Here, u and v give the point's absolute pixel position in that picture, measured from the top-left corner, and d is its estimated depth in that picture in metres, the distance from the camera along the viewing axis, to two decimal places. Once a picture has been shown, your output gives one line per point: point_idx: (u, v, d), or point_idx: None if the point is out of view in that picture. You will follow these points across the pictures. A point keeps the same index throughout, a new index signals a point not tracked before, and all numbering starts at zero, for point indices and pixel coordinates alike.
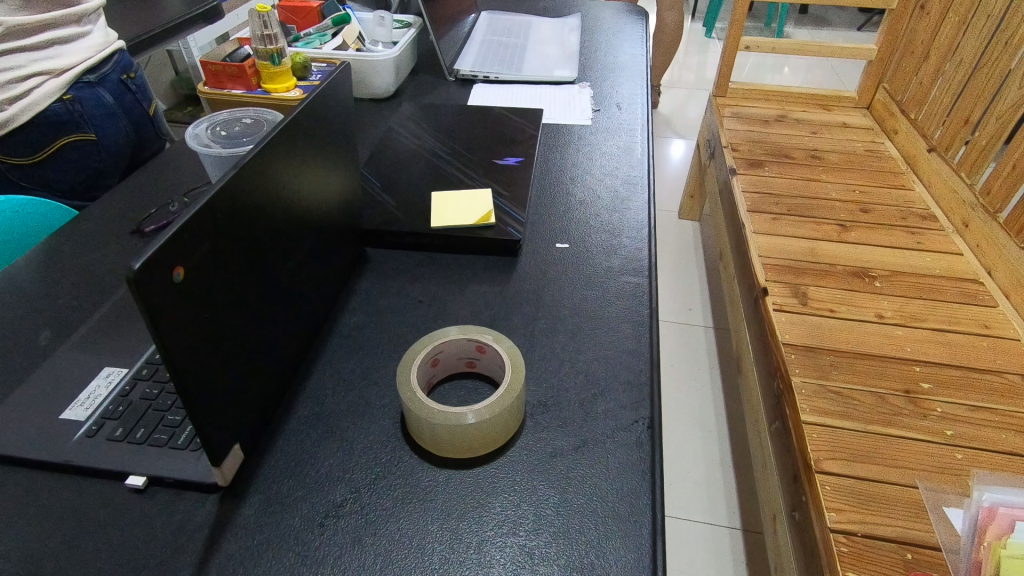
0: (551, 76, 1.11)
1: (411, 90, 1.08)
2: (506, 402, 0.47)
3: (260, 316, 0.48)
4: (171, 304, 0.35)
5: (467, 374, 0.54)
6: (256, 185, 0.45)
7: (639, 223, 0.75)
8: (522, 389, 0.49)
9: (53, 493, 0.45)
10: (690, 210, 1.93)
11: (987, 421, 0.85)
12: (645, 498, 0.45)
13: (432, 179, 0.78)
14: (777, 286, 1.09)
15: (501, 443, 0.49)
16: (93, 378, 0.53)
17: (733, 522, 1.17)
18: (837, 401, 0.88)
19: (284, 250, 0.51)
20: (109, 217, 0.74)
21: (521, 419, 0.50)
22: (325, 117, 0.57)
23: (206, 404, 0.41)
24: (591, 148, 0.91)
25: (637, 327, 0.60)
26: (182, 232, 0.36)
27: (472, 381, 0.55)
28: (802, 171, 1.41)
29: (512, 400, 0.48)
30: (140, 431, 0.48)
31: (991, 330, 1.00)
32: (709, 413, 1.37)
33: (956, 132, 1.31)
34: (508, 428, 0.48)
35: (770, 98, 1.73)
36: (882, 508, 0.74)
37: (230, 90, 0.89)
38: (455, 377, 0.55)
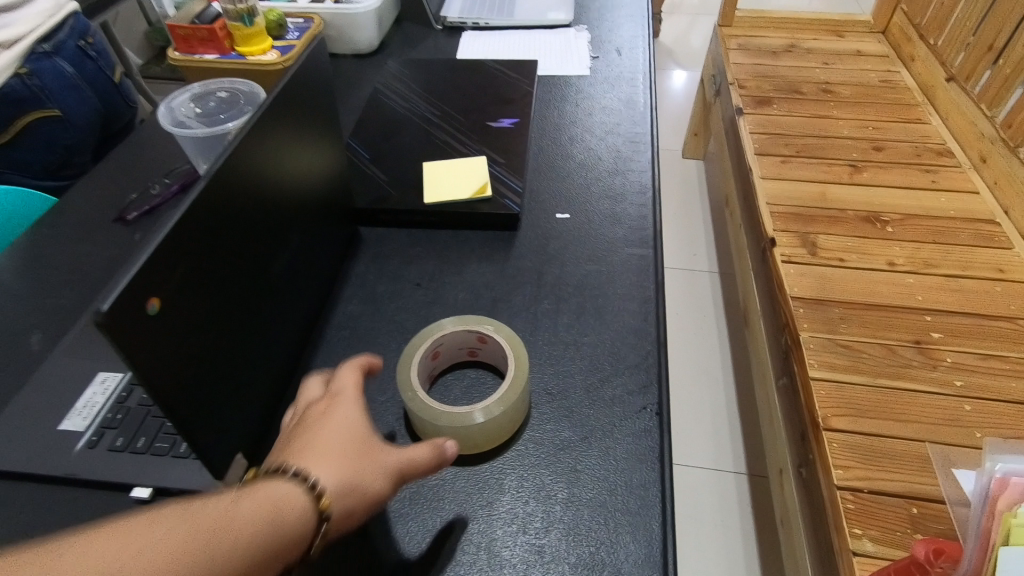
0: (544, 19, 1.03)
1: (396, 42, 1.01)
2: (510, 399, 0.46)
3: (253, 321, 0.46)
4: (150, 338, 0.33)
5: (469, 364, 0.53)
6: (234, 187, 0.42)
7: (643, 187, 0.71)
8: (526, 383, 0.48)
9: (61, 507, 0.45)
10: (694, 149, 1.86)
11: (998, 370, 0.84)
12: (654, 489, 0.45)
13: (424, 148, 0.73)
14: (786, 236, 1.06)
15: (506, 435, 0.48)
16: (88, 386, 0.51)
17: (739, 466, 1.20)
18: (846, 355, 0.87)
19: (272, 248, 0.48)
20: (89, 204, 0.70)
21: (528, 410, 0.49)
22: (306, 96, 0.53)
23: (203, 424, 0.40)
24: (590, 102, 0.85)
25: (643, 304, 0.58)
26: (152, 261, 0.33)
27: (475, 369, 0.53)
28: (812, 108, 1.34)
29: (515, 397, 0.46)
30: (141, 440, 0.48)
31: (1005, 274, 0.97)
32: (715, 360, 1.37)
33: (979, 59, 1.23)
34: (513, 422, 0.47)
35: (779, 26, 1.62)
36: (889, 463, 0.75)
37: (201, 55, 0.83)
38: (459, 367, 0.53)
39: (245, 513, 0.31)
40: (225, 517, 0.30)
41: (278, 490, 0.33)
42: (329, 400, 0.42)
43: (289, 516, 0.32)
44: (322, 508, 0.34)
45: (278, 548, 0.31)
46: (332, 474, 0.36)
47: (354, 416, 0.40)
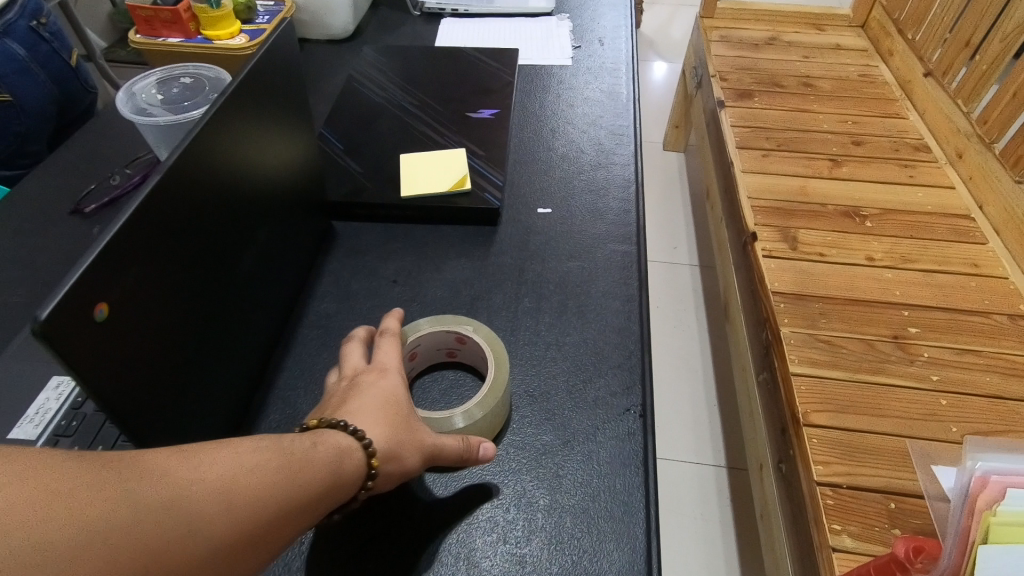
0: (525, 7, 1.01)
1: (372, 28, 0.97)
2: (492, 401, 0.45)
3: (217, 323, 0.43)
4: (97, 346, 0.31)
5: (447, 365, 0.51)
6: (195, 181, 0.40)
7: (626, 181, 0.70)
8: (507, 386, 0.46)
9: None
10: (675, 141, 1.86)
11: (973, 364, 0.85)
12: (638, 494, 0.44)
13: (400, 139, 0.71)
14: (767, 230, 1.05)
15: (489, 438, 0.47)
16: (41, 391, 0.48)
17: (718, 460, 1.20)
18: (826, 350, 0.87)
19: (238, 245, 0.46)
20: (44, 195, 0.66)
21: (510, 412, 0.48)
22: (274, 82, 0.50)
23: (161, 432, 0.38)
24: (572, 93, 0.83)
25: (627, 302, 0.57)
26: (98, 262, 0.31)
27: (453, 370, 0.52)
28: (793, 102, 1.34)
29: (495, 401, 0.45)
30: (98, 449, 0.45)
31: (980, 269, 0.99)
32: (695, 353, 1.37)
33: (956, 54, 1.24)
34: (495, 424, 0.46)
35: (760, 19, 1.62)
36: (868, 458, 0.75)
37: (165, 38, 0.79)
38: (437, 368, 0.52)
39: (319, 457, 0.33)
40: (304, 457, 0.32)
41: (338, 446, 0.35)
42: (378, 372, 0.43)
43: (349, 469, 0.35)
44: (371, 467, 0.36)
45: (337, 494, 0.34)
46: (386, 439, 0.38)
47: (401, 393, 0.41)
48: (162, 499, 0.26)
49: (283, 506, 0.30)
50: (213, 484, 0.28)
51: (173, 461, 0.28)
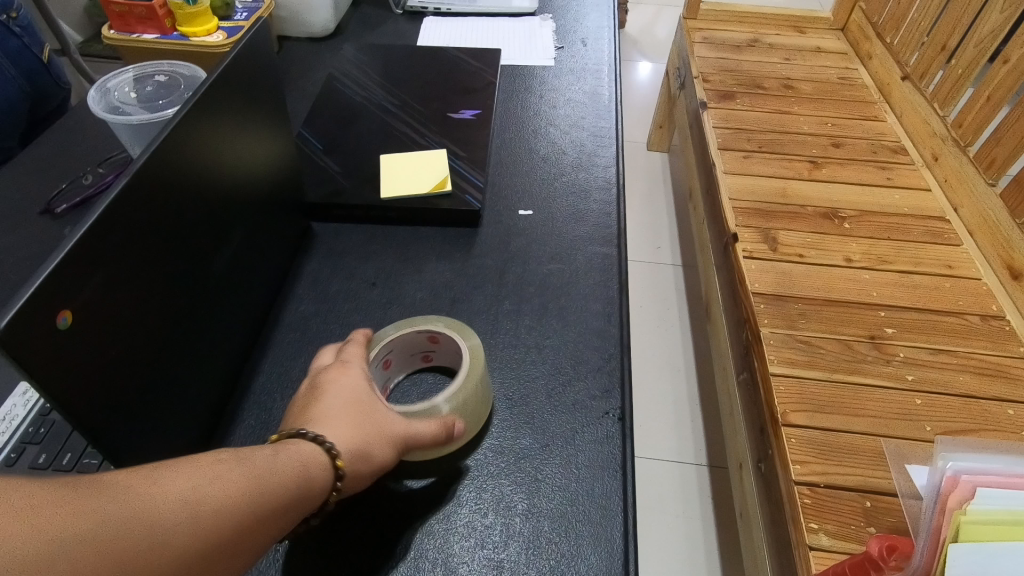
0: (508, 7, 1.00)
1: (354, 26, 0.96)
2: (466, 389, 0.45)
3: (189, 328, 0.42)
4: (60, 354, 0.30)
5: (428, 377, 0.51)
6: (166, 183, 0.39)
7: (607, 184, 0.70)
8: (481, 375, 0.45)
9: None
10: (659, 141, 1.87)
11: (946, 364, 0.87)
12: (615, 497, 0.44)
13: (380, 139, 0.70)
14: (748, 231, 1.06)
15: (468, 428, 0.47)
16: (8, 397, 0.47)
17: (700, 458, 1.21)
18: (804, 351, 0.88)
19: (211, 248, 0.45)
20: (12, 195, 0.65)
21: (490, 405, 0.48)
22: (250, 82, 0.49)
23: (131, 439, 0.37)
24: (555, 94, 0.83)
25: (607, 305, 0.57)
26: (61, 268, 0.30)
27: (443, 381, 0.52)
28: (774, 103, 1.35)
29: (468, 390, 0.44)
30: (67, 456, 0.44)
31: (954, 270, 1.00)
32: (677, 353, 1.38)
33: (933, 58, 1.26)
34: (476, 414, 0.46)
35: (742, 20, 1.63)
36: (844, 457, 0.76)
37: (140, 35, 0.77)
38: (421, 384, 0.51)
39: (285, 467, 0.33)
40: (267, 469, 0.33)
41: (300, 453, 0.35)
42: (340, 366, 0.43)
43: (316, 474, 0.35)
44: (338, 466, 0.36)
45: (305, 503, 0.34)
46: (349, 440, 0.38)
47: (360, 386, 0.41)
48: (128, 517, 0.26)
49: (248, 519, 0.30)
50: (180, 499, 0.28)
51: (140, 480, 0.28)
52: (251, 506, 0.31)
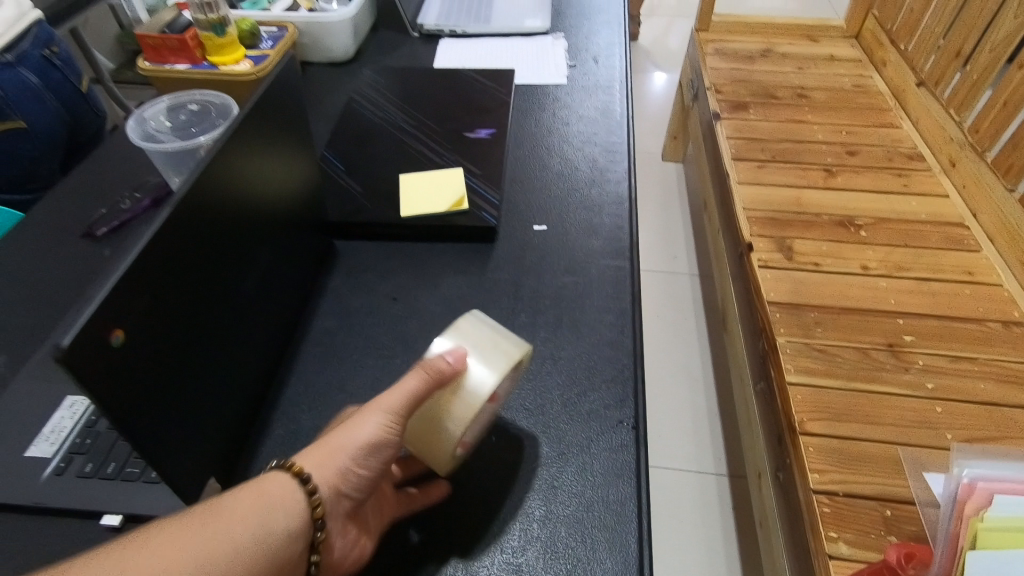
0: (521, 27, 1.03)
1: (372, 50, 1.00)
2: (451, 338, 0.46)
3: (224, 344, 0.45)
4: (114, 369, 0.33)
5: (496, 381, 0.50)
6: (204, 209, 0.42)
7: (620, 198, 0.71)
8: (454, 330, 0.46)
9: (27, 537, 0.44)
10: (674, 152, 1.88)
11: (967, 371, 0.86)
12: (630, 504, 0.45)
13: (399, 159, 0.73)
14: (763, 241, 1.07)
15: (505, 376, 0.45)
16: (56, 410, 0.50)
17: (720, 468, 1.21)
18: (821, 359, 0.88)
19: (244, 268, 0.48)
20: (56, 220, 0.69)
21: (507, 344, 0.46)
22: (278, 111, 0.52)
23: (172, 448, 0.39)
24: (568, 111, 0.86)
25: (620, 317, 0.58)
26: (116, 292, 0.33)
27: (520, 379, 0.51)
28: (788, 113, 1.36)
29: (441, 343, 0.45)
30: (111, 465, 0.47)
31: (974, 277, 1.00)
32: (695, 362, 1.38)
33: (947, 64, 1.25)
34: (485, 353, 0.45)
35: (754, 31, 1.64)
36: (863, 465, 0.76)
37: (172, 65, 0.81)
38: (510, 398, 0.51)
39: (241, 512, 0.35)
40: (224, 518, 0.34)
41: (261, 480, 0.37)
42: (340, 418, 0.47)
43: (278, 494, 0.36)
44: (295, 472, 0.37)
45: (270, 541, 0.35)
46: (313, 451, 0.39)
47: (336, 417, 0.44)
48: None
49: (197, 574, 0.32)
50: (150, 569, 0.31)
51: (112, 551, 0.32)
52: (217, 558, 0.32)
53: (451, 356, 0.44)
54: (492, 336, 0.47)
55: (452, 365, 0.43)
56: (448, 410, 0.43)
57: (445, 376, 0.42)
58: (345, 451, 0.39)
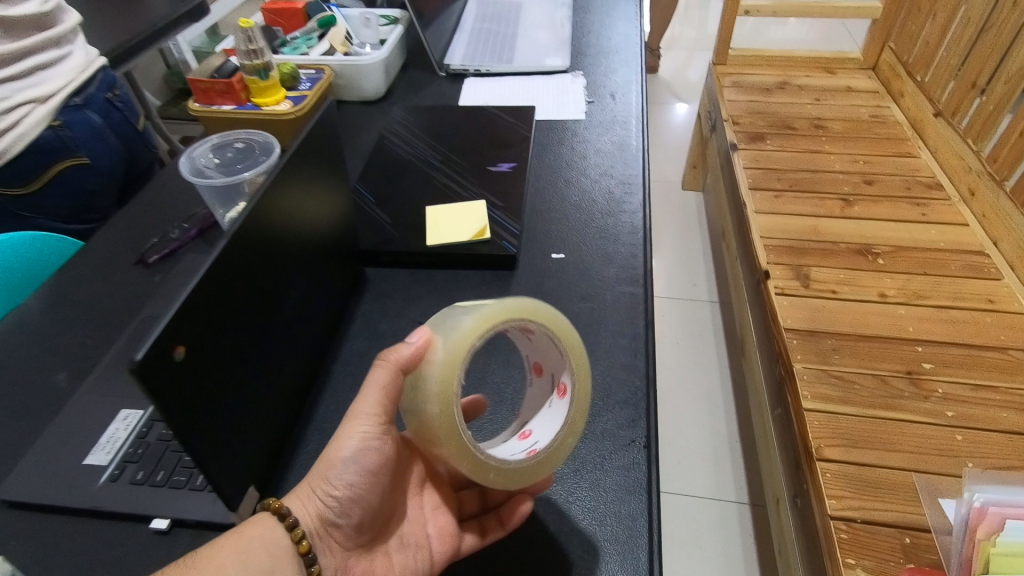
0: (542, 66, 1.09)
1: (402, 89, 1.07)
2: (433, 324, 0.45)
3: (267, 362, 0.49)
4: (176, 381, 0.37)
5: (560, 375, 0.47)
6: (254, 240, 0.47)
7: (635, 228, 0.75)
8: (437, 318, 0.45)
9: (84, 539, 0.48)
10: (693, 181, 1.91)
11: (988, 400, 0.86)
12: (641, 520, 0.47)
13: (426, 191, 0.78)
14: (780, 268, 1.09)
15: (460, 352, 0.41)
16: (111, 422, 0.55)
17: (741, 496, 1.21)
18: (838, 386, 0.89)
19: (285, 293, 0.52)
20: (112, 249, 0.75)
21: (466, 317, 0.42)
22: (318, 150, 0.57)
23: (220, 456, 0.43)
24: (586, 145, 0.90)
25: (634, 341, 0.61)
26: (180, 313, 0.37)
27: (570, 361, 0.44)
28: (805, 143, 1.38)
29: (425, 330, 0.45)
30: (160, 473, 0.51)
31: (995, 305, 1.00)
32: (716, 389, 1.39)
33: (964, 95, 1.26)
34: (443, 331, 0.42)
35: (771, 64, 1.68)
36: (881, 493, 0.77)
37: (220, 106, 0.88)
38: (586, 394, 0.45)
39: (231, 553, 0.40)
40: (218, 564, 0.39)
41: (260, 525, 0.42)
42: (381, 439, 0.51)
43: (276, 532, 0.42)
44: (274, 511, 0.42)
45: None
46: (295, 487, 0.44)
47: None
48: None
49: None
50: None
51: None
52: None
53: (412, 340, 0.43)
54: (458, 312, 0.44)
55: (409, 348, 0.42)
56: (424, 399, 0.41)
57: (409, 363, 0.42)
58: (322, 477, 0.43)
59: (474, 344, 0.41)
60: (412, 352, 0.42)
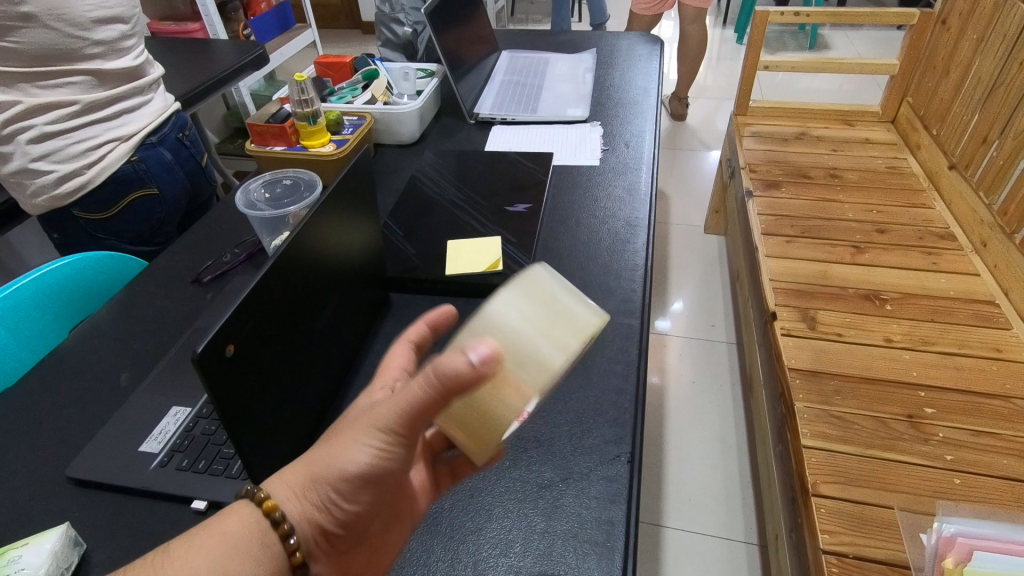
0: (563, 116, 1.18)
1: (434, 135, 1.17)
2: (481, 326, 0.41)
3: (300, 369, 0.57)
4: (224, 374, 0.45)
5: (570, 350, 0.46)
6: (295, 262, 0.55)
7: (636, 265, 0.81)
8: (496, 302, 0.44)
9: (134, 515, 0.55)
10: (716, 225, 1.96)
11: (988, 446, 0.87)
12: (620, 526, 0.52)
13: (449, 227, 0.86)
14: (788, 310, 1.12)
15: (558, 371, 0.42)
16: (163, 416, 0.63)
17: (750, 537, 1.21)
18: (839, 426, 0.91)
19: (318, 310, 0.60)
20: (172, 270, 0.85)
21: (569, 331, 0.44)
22: (354, 189, 0.66)
23: (255, 446, 0.50)
24: (598, 189, 0.98)
25: (627, 367, 0.67)
26: (232, 319, 0.45)
27: None
28: (819, 192, 1.43)
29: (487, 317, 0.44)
30: (202, 462, 0.58)
31: (1001, 354, 1.01)
32: (729, 429, 1.41)
33: (976, 149, 1.30)
34: (533, 348, 0.42)
35: (791, 115, 1.74)
36: (874, 532, 0.79)
37: (272, 147, 0.99)
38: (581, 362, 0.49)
39: None
40: None
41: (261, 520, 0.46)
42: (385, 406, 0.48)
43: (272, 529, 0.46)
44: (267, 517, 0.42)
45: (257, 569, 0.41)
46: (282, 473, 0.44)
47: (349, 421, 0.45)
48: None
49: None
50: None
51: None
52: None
53: (471, 355, 0.38)
54: (542, 326, 0.43)
55: (474, 370, 0.38)
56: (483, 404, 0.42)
57: (463, 380, 0.38)
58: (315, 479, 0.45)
59: (571, 363, 0.43)
60: (478, 369, 0.38)
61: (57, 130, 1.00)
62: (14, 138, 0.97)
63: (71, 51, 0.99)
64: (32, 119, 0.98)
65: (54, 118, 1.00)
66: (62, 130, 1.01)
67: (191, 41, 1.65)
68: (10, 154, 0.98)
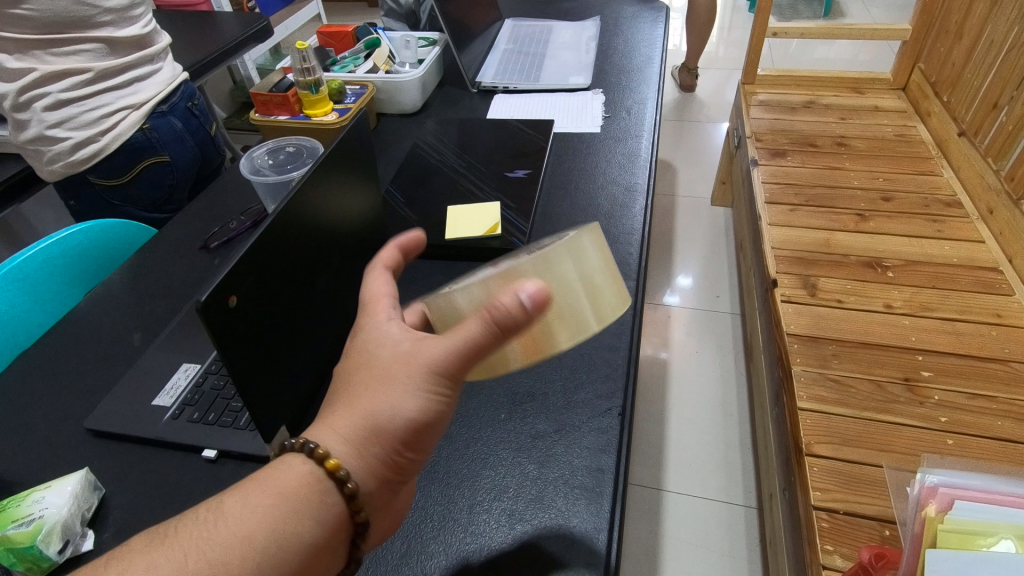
0: (565, 84, 1.18)
1: (437, 104, 1.18)
2: (536, 269, 0.42)
3: (300, 326, 0.59)
4: (229, 322, 0.48)
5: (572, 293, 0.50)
6: (294, 221, 0.57)
7: (634, 229, 0.82)
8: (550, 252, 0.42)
9: (150, 464, 0.58)
10: (722, 197, 1.95)
11: (984, 408, 0.88)
12: (609, 473, 0.55)
13: (450, 194, 0.88)
14: (789, 277, 1.13)
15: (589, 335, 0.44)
16: (174, 372, 0.66)
17: (749, 501, 1.24)
18: (835, 389, 0.93)
19: (318, 268, 0.62)
20: (182, 236, 0.87)
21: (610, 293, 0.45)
22: (351, 152, 0.68)
23: (259, 394, 0.53)
24: (599, 156, 0.98)
25: (621, 327, 0.69)
26: (235, 271, 0.48)
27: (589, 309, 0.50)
28: (825, 160, 1.42)
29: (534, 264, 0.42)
30: (211, 415, 0.61)
31: (1003, 320, 1.01)
32: (730, 396, 1.43)
33: (986, 115, 1.28)
34: (569, 310, 0.43)
35: (800, 84, 1.72)
36: (866, 489, 0.81)
37: (276, 116, 1.00)
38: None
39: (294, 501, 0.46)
40: None
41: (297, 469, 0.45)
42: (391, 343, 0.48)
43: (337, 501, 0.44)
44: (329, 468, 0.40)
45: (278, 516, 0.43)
46: (337, 428, 0.42)
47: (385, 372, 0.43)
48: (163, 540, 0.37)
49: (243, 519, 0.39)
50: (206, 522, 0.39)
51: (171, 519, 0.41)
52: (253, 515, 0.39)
53: (523, 295, 0.39)
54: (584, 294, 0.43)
55: (527, 314, 0.39)
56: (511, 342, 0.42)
57: (516, 321, 0.39)
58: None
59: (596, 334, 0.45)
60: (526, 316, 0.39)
61: (71, 97, 1.02)
62: (30, 105, 1.00)
63: (82, 18, 1.01)
64: (47, 87, 1.00)
65: (68, 86, 1.02)
66: (76, 98, 1.03)
67: (196, 14, 1.65)
68: (26, 121, 1.00)
